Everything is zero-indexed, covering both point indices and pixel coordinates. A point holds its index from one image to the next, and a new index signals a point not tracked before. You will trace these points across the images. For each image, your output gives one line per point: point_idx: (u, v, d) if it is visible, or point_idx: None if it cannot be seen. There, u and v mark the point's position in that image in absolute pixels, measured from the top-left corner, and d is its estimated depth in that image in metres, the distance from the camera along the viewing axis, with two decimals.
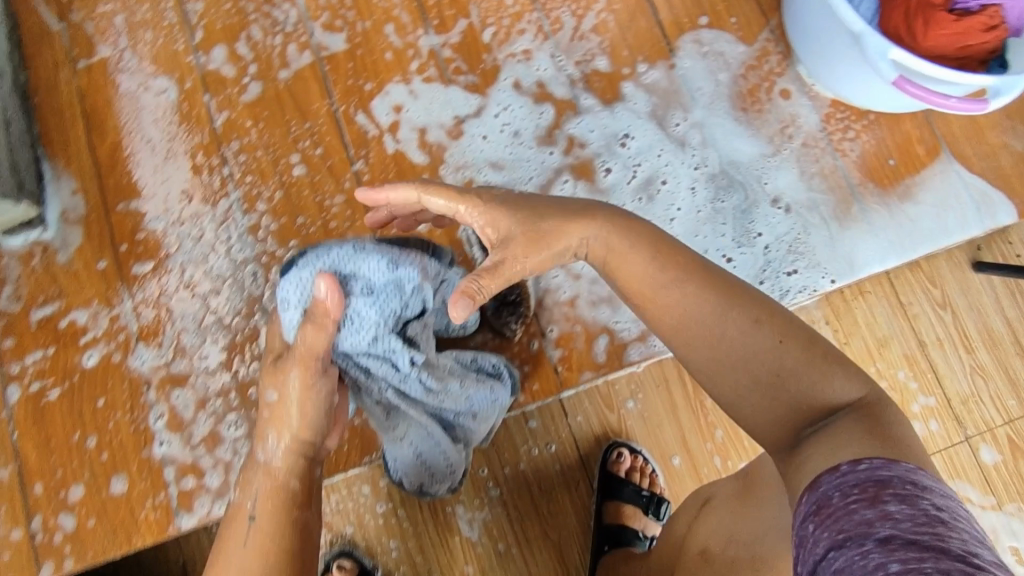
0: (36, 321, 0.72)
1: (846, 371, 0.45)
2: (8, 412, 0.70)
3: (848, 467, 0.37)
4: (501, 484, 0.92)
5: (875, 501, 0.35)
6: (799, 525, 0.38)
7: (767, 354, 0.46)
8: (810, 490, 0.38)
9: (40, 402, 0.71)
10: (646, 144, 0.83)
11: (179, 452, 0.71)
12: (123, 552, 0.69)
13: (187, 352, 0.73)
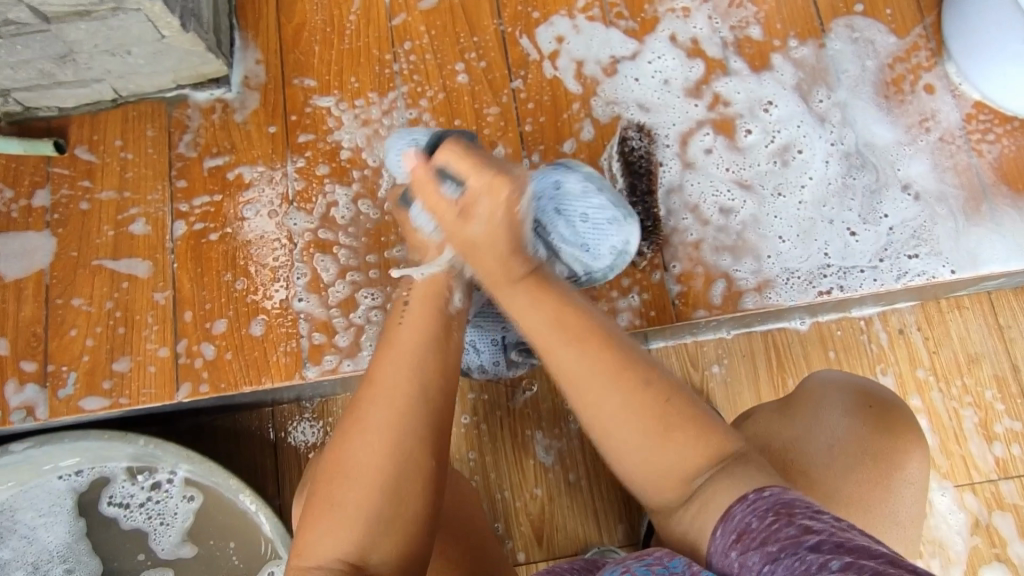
0: (208, 169, 0.79)
1: (830, 438, 0.60)
2: (173, 243, 0.77)
3: (755, 495, 0.47)
4: (581, 419, 0.94)
5: (786, 517, 0.43)
6: (724, 556, 0.45)
7: (655, 404, 0.52)
8: (724, 524, 0.46)
9: (201, 240, 0.77)
10: (787, 113, 0.84)
11: (315, 310, 0.76)
12: (251, 387, 0.74)
13: (335, 222, 0.79)
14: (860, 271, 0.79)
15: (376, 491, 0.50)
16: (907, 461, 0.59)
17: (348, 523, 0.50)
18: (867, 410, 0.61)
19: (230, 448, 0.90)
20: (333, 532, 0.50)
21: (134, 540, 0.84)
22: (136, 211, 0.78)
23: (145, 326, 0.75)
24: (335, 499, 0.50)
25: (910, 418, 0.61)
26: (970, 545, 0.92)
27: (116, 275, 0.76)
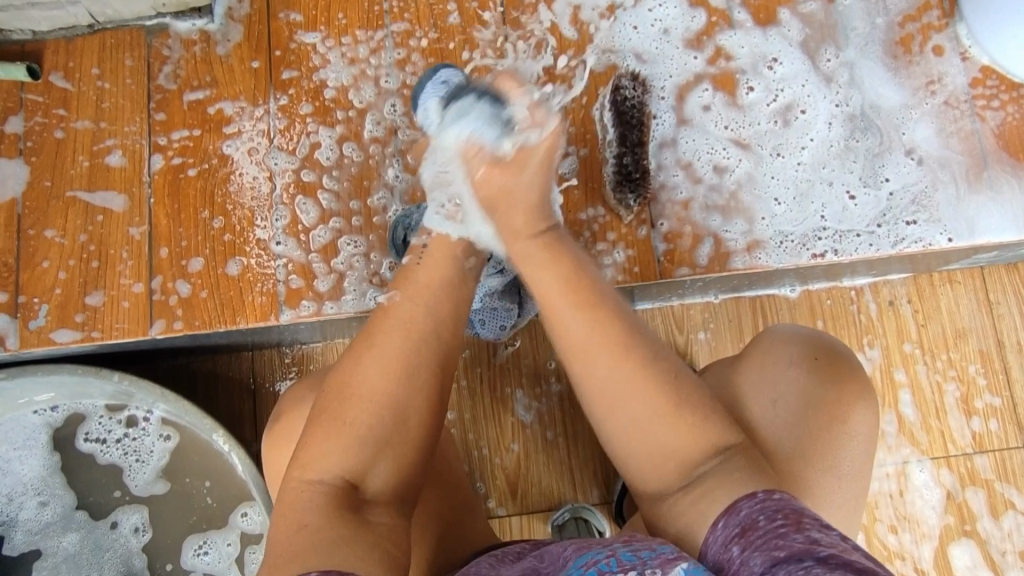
0: (188, 103, 0.77)
1: (777, 398, 0.57)
2: (150, 177, 0.75)
3: (764, 495, 0.47)
4: (562, 381, 0.93)
5: (794, 525, 0.43)
6: (723, 549, 0.45)
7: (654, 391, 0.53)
8: (728, 513, 0.47)
9: (178, 176, 0.75)
10: (792, 71, 0.81)
11: (293, 253, 0.74)
12: (226, 327, 0.73)
13: (317, 164, 0.76)
14: (856, 236, 0.78)
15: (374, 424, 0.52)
16: (853, 415, 0.57)
17: (348, 445, 0.51)
18: (813, 359, 0.58)
19: (207, 391, 0.89)
20: (332, 448, 0.51)
21: (110, 477, 0.84)
22: (112, 143, 0.75)
23: (119, 261, 0.73)
24: (333, 423, 0.52)
25: (854, 368, 0.58)
26: (945, 523, 0.92)
27: (91, 207, 0.74)
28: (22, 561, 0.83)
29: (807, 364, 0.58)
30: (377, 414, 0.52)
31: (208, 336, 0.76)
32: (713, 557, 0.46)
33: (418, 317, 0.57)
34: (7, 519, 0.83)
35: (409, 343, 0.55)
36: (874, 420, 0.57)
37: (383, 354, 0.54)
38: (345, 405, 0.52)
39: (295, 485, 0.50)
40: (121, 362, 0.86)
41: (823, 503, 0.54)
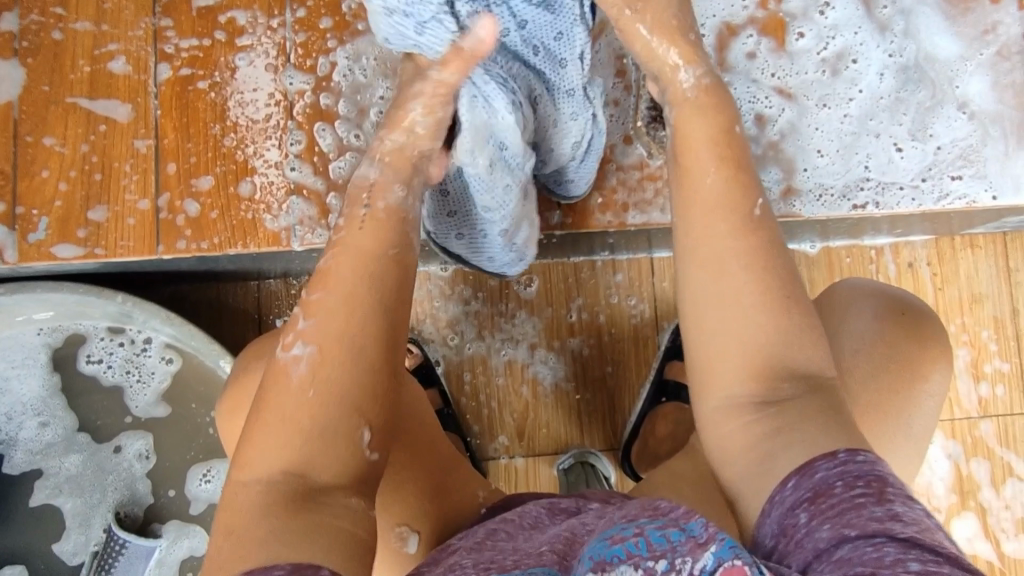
0: (197, 9, 0.71)
1: (858, 349, 0.56)
2: (156, 88, 0.70)
3: (847, 456, 0.41)
4: (581, 336, 0.91)
5: (877, 497, 0.38)
6: (789, 515, 0.40)
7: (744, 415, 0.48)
8: (801, 471, 0.41)
9: (187, 87, 0.71)
10: (844, 16, 0.77)
11: (308, 181, 0.71)
12: (236, 250, 0.70)
13: (336, 86, 0.72)
14: (899, 190, 0.75)
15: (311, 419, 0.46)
16: (932, 374, 0.56)
17: (290, 439, 0.45)
18: (900, 315, 0.57)
19: (212, 319, 0.87)
20: (273, 445, 0.45)
21: (112, 400, 0.82)
22: (115, 48, 0.70)
23: (123, 175, 0.69)
24: (280, 404, 0.46)
25: (938, 332, 0.57)
26: (951, 497, 0.93)
27: (93, 116, 0.70)
28: (23, 481, 0.81)
29: (889, 317, 0.57)
30: (318, 409, 0.46)
31: (216, 259, 0.73)
32: (768, 530, 0.41)
33: (359, 286, 0.50)
34: (6, 438, 0.81)
35: (346, 303, 0.49)
36: (947, 384, 0.57)
37: (324, 336, 0.48)
38: (283, 389, 0.47)
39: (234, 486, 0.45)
40: (124, 286, 0.83)
41: (889, 458, 0.55)
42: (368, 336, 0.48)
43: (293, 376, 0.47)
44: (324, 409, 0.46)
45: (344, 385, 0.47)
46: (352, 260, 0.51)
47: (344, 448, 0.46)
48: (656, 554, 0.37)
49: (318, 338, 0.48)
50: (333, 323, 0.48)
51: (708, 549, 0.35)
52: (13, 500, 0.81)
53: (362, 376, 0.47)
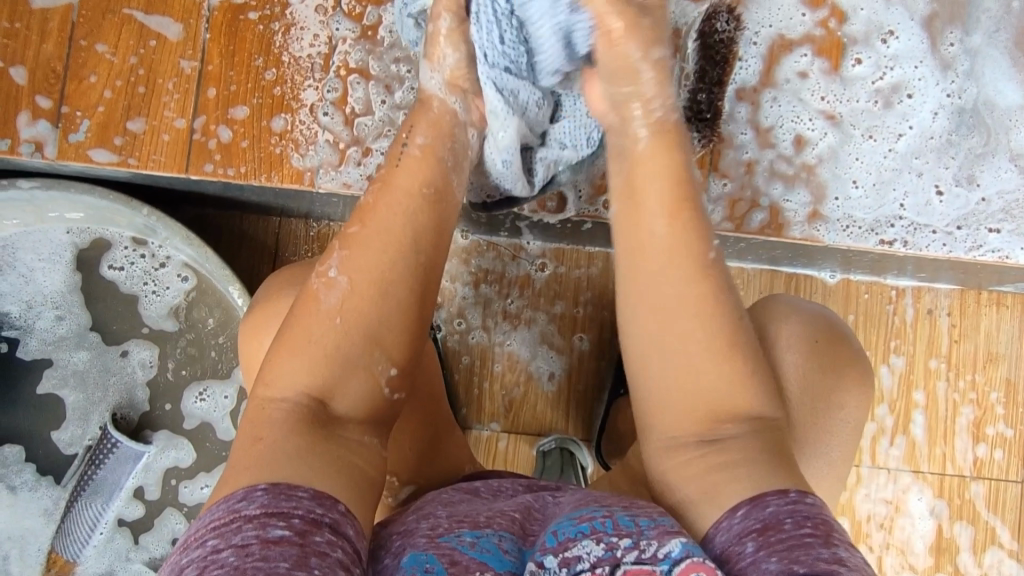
0: None
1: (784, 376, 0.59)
2: (208, 12, 0.72)
3: (796, 496, 0.44)
4: (588, 333, 0.92)
5: (823, 536, 0.42)
6: (736, 541, 0.43)
7: (677, 420, 0.52)
8: (753, 503, 0.45)
9: (238, 16, 0.72)
10: (907, 48, 0.74)
11: (337, 129, 0.72)
12: (261, 182, 0.72)
13: (380, 40, 0.73)
14: (931, 233, 0.73)
15: (332, 343, 0.51)
16: (846, 400, 0.60)
17: (314, 358, 0.51)
18: (815, 343, 0.61)
19: (231, 248, 0.89)
20: (296, 360, 0.51)
21: (126, 306, 0.86)
22: None
23: (165, 92, 0.71)
24: (309, 327, 0.52)
25: (852, 355, 0.62)
26: (928, 554, 0.92)
27: (145, 30, 0.72)
28: (34, 368, 0.86)
29: (807, 347, 0.60)
30: (344, 334, 0.52)
31: (241, 188, 0.75)
32: (721, 545, 0.44)
33: (400, 224, 0.56)
34: (25, 324, 0.86)
35: (380, 252, 0.55)
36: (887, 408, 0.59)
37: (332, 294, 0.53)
38: (311, 311, 0.52)
39: (261, 401, 0.50)
40: (152, 199, 0.86)
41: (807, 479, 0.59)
42: (396, 274, 0.55)
43: (326, 301, 0.53)
44: (344, 337, 0.52)
45: (375, 318, 0.53)
46: (393, 204, 0.57)
47: (367, 375, 0.52)
48: (622, 535, 0.42)
49: (354, 268, 0.54)
50: (366, 261, 0.54)
51: (675, 539, 0.41)
52: (21, 384, 0.85)
53: (392, 315, 0.54)
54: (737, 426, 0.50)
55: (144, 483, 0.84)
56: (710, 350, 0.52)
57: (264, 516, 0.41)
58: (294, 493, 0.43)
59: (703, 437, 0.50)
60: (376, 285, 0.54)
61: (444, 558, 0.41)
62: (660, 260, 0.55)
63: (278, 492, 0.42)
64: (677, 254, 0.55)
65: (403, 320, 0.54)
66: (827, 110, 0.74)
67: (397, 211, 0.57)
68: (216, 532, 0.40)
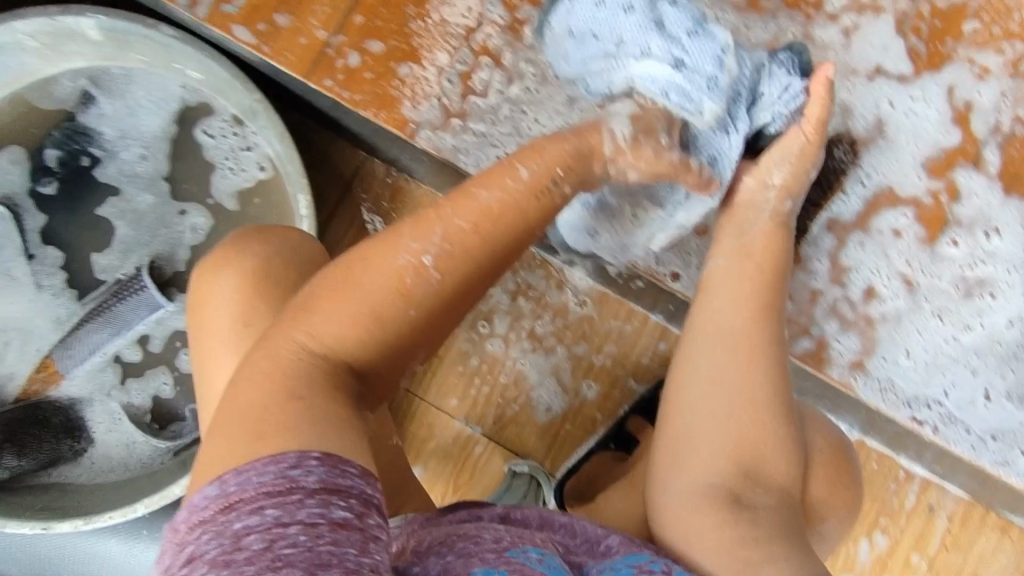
0: None
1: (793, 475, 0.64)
2: None
3: None
4: (596, 382, 0.94)
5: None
6: None
7: (710, 490, 0.60)
8: None
9: None
10: (1011, 249, 0.72)
11: (452, 97, 0.75)
12: (367, 113, 0.74)
13: (520, 37, 0.75)
14: (964, 431, 0.71)
15: (386, 332, 0.51)
16: (826, 520, 0.66)
17: (363, 331, 0.50)
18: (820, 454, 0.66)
19: (314, 161, 0.93)
20: (345, 326, 0.49)
21: (202, 171, 0.91)
22: None
23: (317, 3, 0.75)
24: (362, 297, 0.50)
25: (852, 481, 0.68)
26: None
27: None
28: (101, 190, 0.91)
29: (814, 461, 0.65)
30: (402, 322, 0.51)
31: (348, 113, 0.78)
32: None
33: (495, 242, 0.55)
34: (110, 150, 0.91)
35: (460, 255, 0.54)
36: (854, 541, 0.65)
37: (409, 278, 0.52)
38: (382, 289, 0.51)
39: (291, 347, 0.48)
40: (265, 89, 0.90)
41: None
42: (466, 283, 0.54)
43: (405, 291, 0.51)
44: (400, 332, 0.51)
45: (432, 316, 0.53)
46: (491, 214, 0.56)
47: (398, 364, 0.52)
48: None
49: (439, 263, 0.53)
50: (456, 271, 0.53)
51: None
52: (86, 200, 0.91)
53: (445, 320, 0.54)
54: (765, 498, 0.60)
55: (151, 333, 0.89)
56: (750, 438, 0.61)
57: (321, 492, 0.40)
58: (347, 469, 0.42)
59: (725, 505, 0.59)
60: (450, 297, 0.53)
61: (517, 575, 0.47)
62: (727, 356, 0.63)
63: (333, 465, 0.41)
64: (748, 351, 0.63)
65: (446, 326, 0.55)
66: (909, 275, 0.73)
67: (496, 226, 0.56)
68: (269, 504, 0.39)
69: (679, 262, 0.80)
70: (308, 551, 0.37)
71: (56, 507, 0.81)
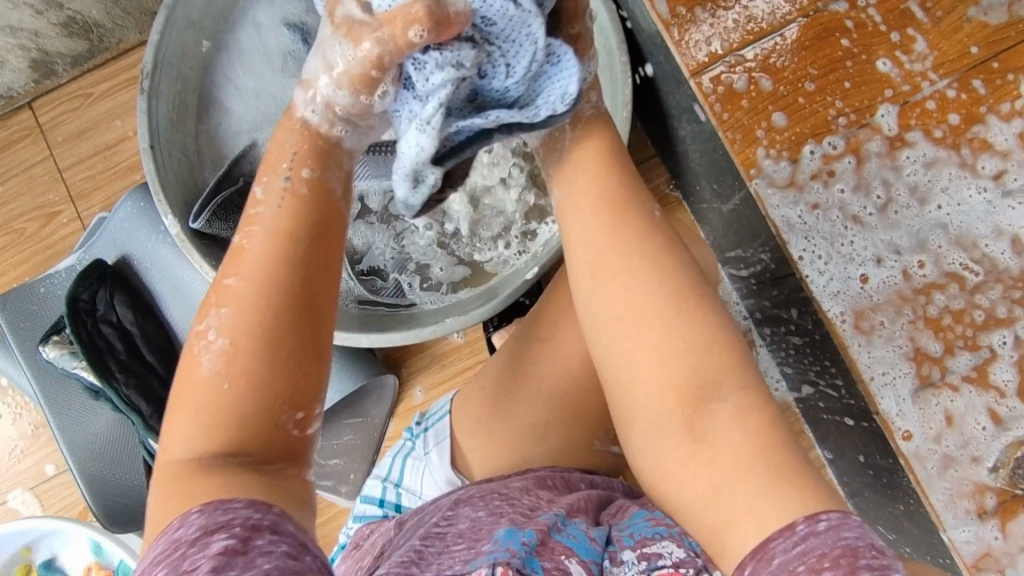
0: (905, 8, 0.74)
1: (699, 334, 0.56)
2: (821, 8, 0.74)
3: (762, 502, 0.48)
4: None
5: (847, 567, 0.41)
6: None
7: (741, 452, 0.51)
8: None
9: (835, 32, 0.74)
10: None
11: (803, 168, 0.73)
12: (725, 138, 0.74)
13: (892, 154, 0.72)
14: None
15: (244, 377, 0.48)
16: None
17: (213, 414, 0.47)
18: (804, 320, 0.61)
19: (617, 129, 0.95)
20: (197, 421, 0.47)
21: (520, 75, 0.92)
22: None
23: (736, 17, 0.74)
24: (202, 365, 0.48)
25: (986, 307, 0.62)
26: None
27: None
28: None
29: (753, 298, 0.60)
30: (262, 337, 0.48)
31: (702, 123, 0.78)
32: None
33: (283, 248, 0.51)
34: None
35: (258, 272, 0.50)
36: None
37: (230, 301, 0.50)
38: (197, 373, 0.48)
39: (167, 460, 0.47)
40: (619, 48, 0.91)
41: None
42: (288, 278, 0.50)
43: (204, 371, 0.48)
44: (277, 323, 0.49)
45: (272, 300, 0.49)
46: (266, 240, 0.51)
47: (281, 336, 0.48)
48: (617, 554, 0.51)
49: (278, 212, 0.52)
50: (245, 317, 0.49)
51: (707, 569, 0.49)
52: None
53: (285, 285, 0.49)
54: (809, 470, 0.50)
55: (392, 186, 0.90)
56: (660, 349, 0.54)
57: (201, 537, 0.41)
58: (229, 505, 0.43)
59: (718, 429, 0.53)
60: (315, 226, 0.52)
61: (537, 536, 0.50)
62: (605, 240, 0.58)
63: (213, 509, 0.42)
64: (623, 221, 0.58)
65: (293, 304, 0.49)
66: None
67: (285, 210, 0.52)
68: (161, 564, 0.40)
69: (918, 423, 0.70)
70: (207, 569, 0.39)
71: None
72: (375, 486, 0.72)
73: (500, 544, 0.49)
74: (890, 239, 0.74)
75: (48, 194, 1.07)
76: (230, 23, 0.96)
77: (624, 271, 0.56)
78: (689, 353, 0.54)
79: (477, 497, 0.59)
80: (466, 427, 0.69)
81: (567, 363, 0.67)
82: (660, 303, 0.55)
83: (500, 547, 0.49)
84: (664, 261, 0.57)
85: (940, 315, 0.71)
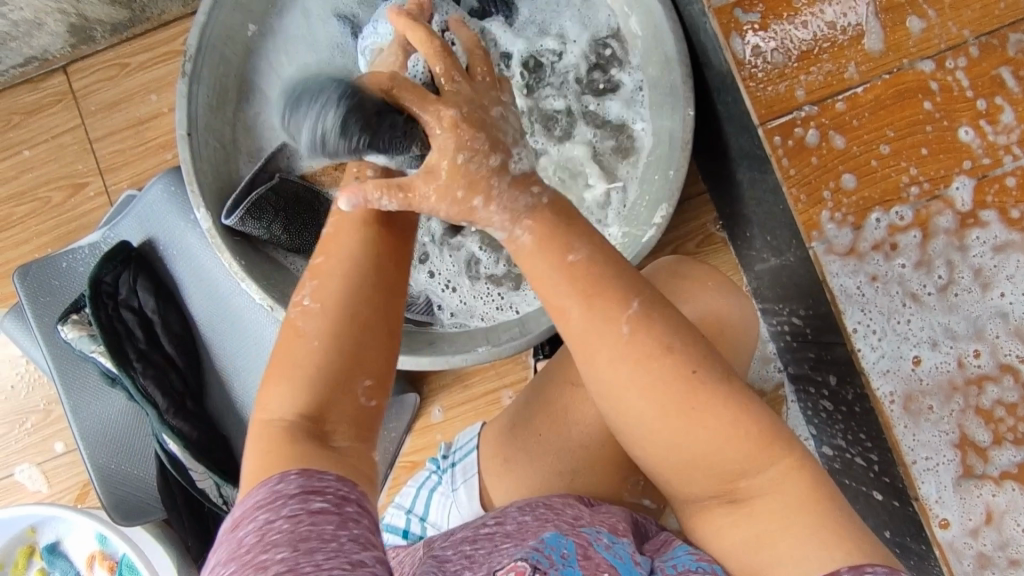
0: (998, 74, 0.69)
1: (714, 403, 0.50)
2: (906, 65, 0.69)
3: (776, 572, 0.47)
4: None
5: None
6: None
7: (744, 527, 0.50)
8: None
9: (919, 93, 0.69)
10: None
11: (867, 236, 0.69)
12: (790, 195, 0.70)
13: (961, 233, 0.69)
14: None
15: (331, 345, 0.49)
16: None
17: (300, 379, 0.49)
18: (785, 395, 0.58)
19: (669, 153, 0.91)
20: (295, 386, 0.49)
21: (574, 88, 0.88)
22: (930, 10, 0.69)
23: (814, 67, 0.70)
24: (299, 347, 0.49)
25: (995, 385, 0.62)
26: None
27: (859, 18, 0.70)
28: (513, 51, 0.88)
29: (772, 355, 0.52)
30: (364, 315, 0.50)
31: (764, 174, 0.74)
32: None
33: (342, 243, 0.52)
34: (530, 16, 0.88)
35: (350, 253, 0.52)
36: None
37: (327, 278, 0.51)
38: (308, 348, 0.49)
39: (260, 420, 0.49)
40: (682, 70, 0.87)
41: None
42: (373, 265, 0.52)
43: (306, 339, 0.49)
44: (366, 303, 0.50)
45: (370, 287, 0.51)
46: (357, 225, 0.52)
47: (374, 326, 0.51)
48: None
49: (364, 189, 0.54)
50: (339, 290, 0.51)
51: None
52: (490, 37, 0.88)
53: (372, 277, 0.51)
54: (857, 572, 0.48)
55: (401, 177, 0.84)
56: (670, 421, 0.49)
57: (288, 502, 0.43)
58: (321, 474, 0.45)
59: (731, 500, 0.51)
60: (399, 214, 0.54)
61: (579, 549, 0.49)
62: (580, 307, 0.50)
63: (308, 476, 0.44)
64: (606, 285, 0.50)
65: (383, 289, 0.51)
66: None
67: (375, 203, 0.54)
68: (249, 515, 0.42)
69: (957, 512, 0.68)
70: (292, 535, 0.40)
71: (283, 290, 0.85)
72: (398, 516, 0.72)
73: (547, 545, 0.49)
74: (948, 323, 0.70)
75: (77, 164, 1.04)
76: (279, 8, 0.91)
77: (600, 332, 0.49)
78: (697, 430, 0.49)
79: (524, 502, 0.57)
80: (491, 472, 0.66)
81: (585, 410, 0.63)
82: (665, 368, 0.49)
83: (543, 550, 0.49)
84: (651, 329, 0.49)
85: (993, 406, 0.68)
